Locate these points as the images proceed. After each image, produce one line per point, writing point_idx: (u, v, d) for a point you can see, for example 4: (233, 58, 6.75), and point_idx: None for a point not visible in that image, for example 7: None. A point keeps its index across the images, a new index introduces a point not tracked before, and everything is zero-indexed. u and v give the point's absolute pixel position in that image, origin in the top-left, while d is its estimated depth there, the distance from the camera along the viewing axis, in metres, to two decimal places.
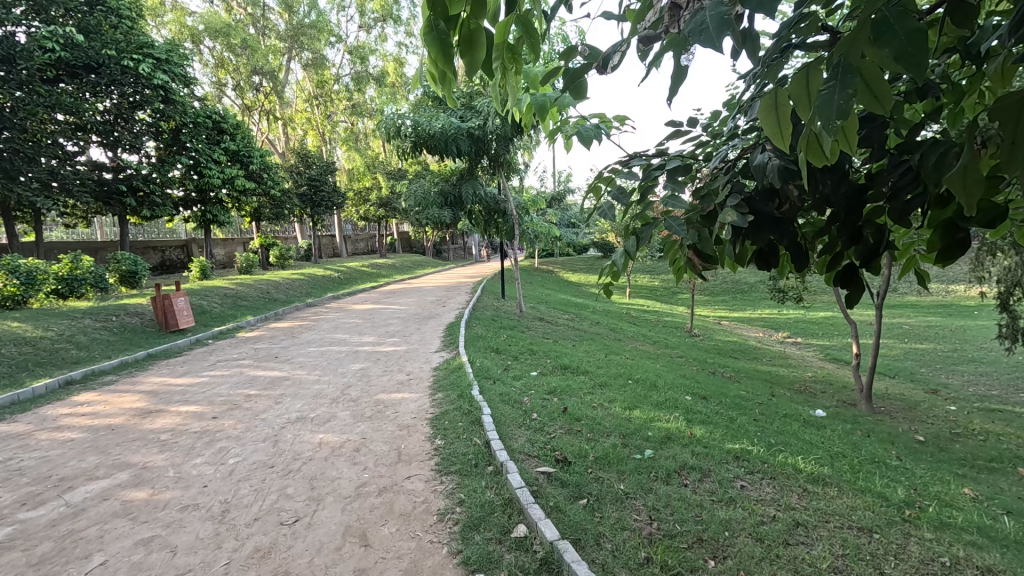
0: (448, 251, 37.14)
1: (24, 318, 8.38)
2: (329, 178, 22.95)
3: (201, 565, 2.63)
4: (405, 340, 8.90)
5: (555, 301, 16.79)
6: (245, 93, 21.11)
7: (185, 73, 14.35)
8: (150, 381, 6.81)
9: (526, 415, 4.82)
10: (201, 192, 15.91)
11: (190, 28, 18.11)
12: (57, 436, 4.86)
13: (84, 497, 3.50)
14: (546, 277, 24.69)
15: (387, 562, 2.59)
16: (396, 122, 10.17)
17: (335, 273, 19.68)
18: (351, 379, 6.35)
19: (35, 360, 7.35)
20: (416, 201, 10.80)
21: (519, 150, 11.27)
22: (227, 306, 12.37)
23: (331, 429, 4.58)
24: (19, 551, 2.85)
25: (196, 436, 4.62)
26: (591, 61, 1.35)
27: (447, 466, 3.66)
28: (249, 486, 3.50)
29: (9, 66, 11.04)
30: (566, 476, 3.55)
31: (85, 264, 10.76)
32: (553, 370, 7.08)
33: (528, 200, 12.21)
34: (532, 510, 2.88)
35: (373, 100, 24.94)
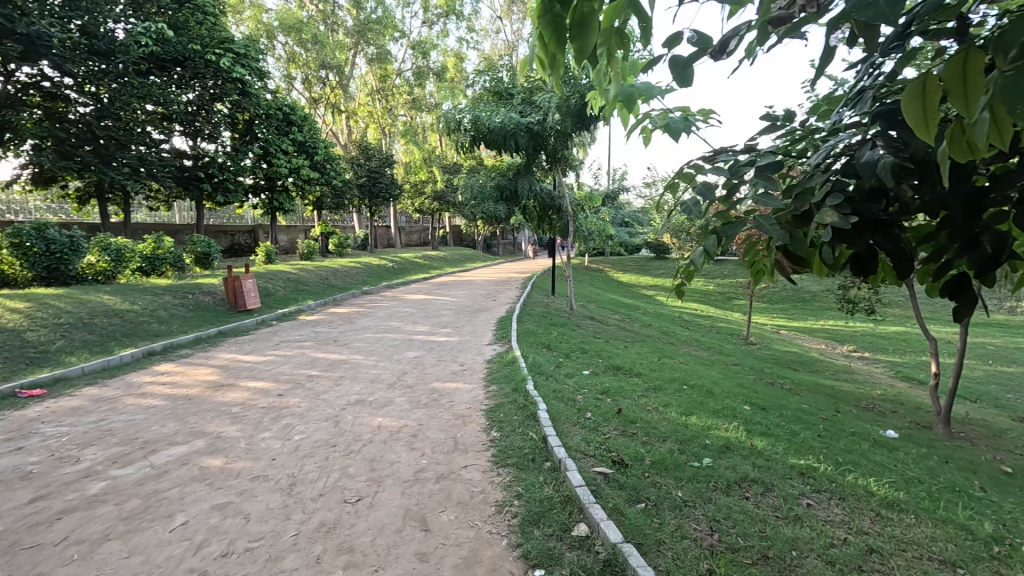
0: (498, 246, 37.34)
1: (114, 292, 9.11)
2: (387, 170, 23.58)
3: (272, 534, 2.75)
4: (457, 331, 9.03)
5: (605, 300, 16.54)
6: (313, 86, 22.00)
7: (260, 68, 15.15)
8: (221, 356, 7.25)
9: (579, 414, 4.77)
10: (270, 180, 16.71)
11: (266, 24, 19.08)
12: (141, 402, 5.25)
13: (166, 460, 3.77)
14: (596, 276, 24.36)
15: (448, 549, 2.61)
16: (455, 117, 10.26)
17: (389, 263, 20.22)
18: (406, 366, 6.50)
19: (122, 330, 7.98)
20: (473, 195, 10.87)
21: (576, 146, 11.18)
22: (290, 290, 12.97)
23: (389, 413, 4.70)
24: (111, 505, 3.10)
25: (264, 411, 4.86)
26: (703, 48, 1.27)
27: (503, 458, 3.68)
28: (314, 463, 3.64)
29: (108, 61, 12.01)
30: (623, 478, 3.49)
31: (166, 244, 11.55)
32: (606, 370, 6.99)
33: (584, 198, 12.05)
34: (593, 510, 2.85)
35: (432, 95, 25.40)
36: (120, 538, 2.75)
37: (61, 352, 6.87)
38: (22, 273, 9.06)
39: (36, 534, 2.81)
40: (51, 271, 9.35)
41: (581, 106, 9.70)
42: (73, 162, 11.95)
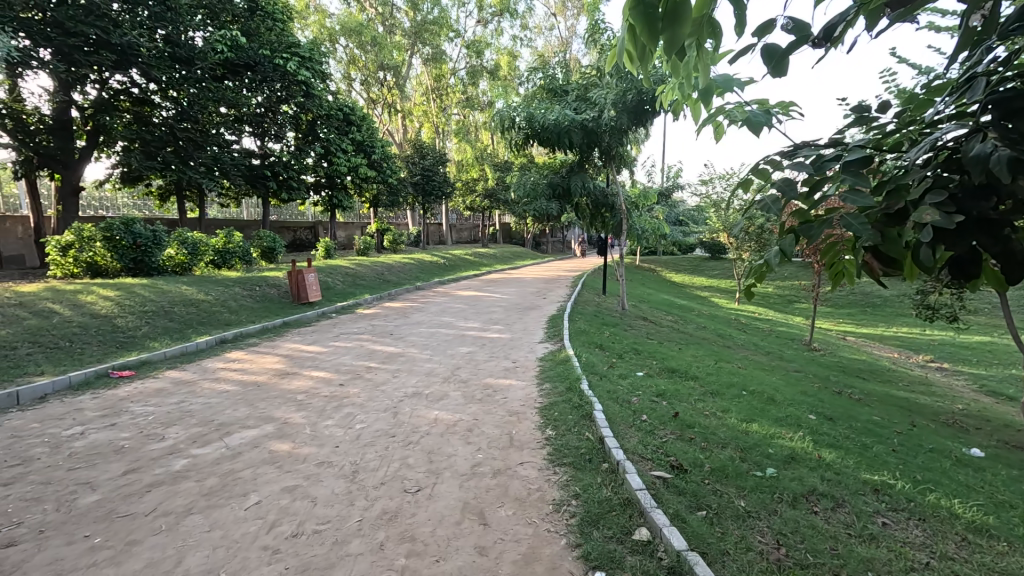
0: (547, 244, 37.14)
1: (191, 283, 9.78)
2: (441, 168, 23.92)
3: (338, 518, 2.86)
4: (508, 328, 9.06)
5: (657, 301, 16.13)
6: (371, 87, 22.73)
7: (322, 70, 15.78)
8: (286, 346, 7.63)
9: (634, 416, 4.68)
10: (330, 178, 17.34)
11: (329, 29, 19.91)
12: (216, 386, 5.61)
13: (240, 442, 4.00)
14: (647, 276, 23.83)
15: (506, 544, 2.63)
16: (509, 115, 10.16)
17: (441, 260, 20.59)
18: (459, 362, 6.60)
19: (198, 319, 8.56)
20: (525, 193, 10.83)
21: (631, 143, 10.97)
22: (348, 284, 13.46)
23: (444, 407, 4.79)
24: (192, 482, 3.33)
25: (326, 400, 5.07)
26: (804, 36, 1.20)
27: (559, 457, 3.67)
28: (374, 452, 3.77)
29: (189, 67, 12.89)
30: (682, 483, 3.39)
31: (236, 239, 12.25)
32: (659, 372, 6.82)
33: (638, 195, 11.74)
34: (655, 515, 2.79)
35: (485, 93, 25.61)
36: (202, 513, 2.94)
37: (146, 337, 7.43)
38: (112, 264, 9.85)
39: (129, 504, 3.06)
40: (137, 263, 10.12)
41: (638, 102, 9.47)
42: (156, 162, 12.86)
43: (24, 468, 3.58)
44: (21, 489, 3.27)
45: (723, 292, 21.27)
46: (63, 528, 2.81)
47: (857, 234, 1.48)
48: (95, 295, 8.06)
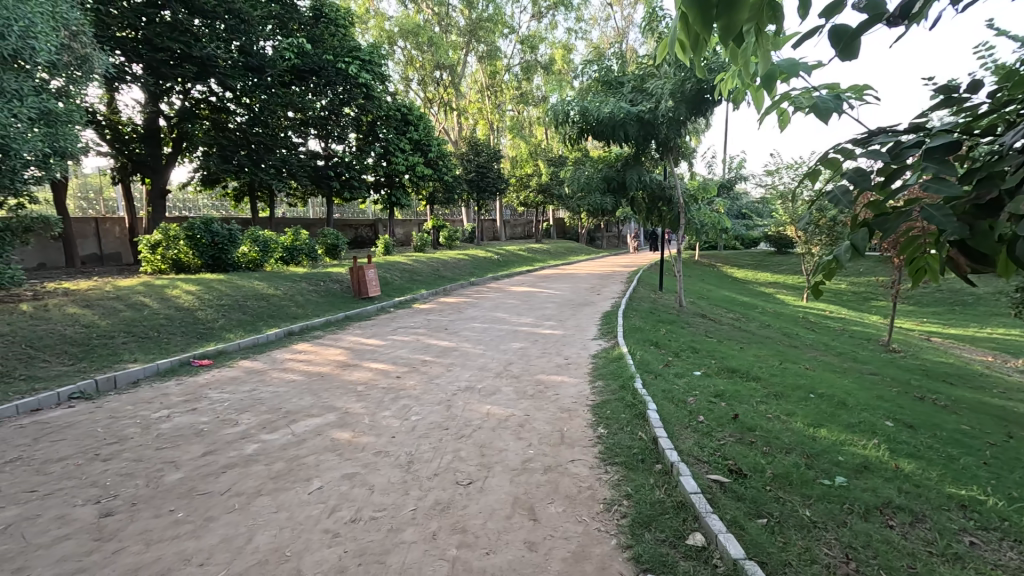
0: (602, 239, 36.48)
1: (262, 279, 10.43)
2: (495, 165, 24.05)
3: (394, 506, 2.97)
4: (561, 325, 9.02)
5: (717, 298, 15.50)
6: (428, 87, 23.24)
7: (382, 72, 16.26)
8: (348, 339, 7.97)
9: (691, 416, 4.53)
10: (389, 177, 17.86)
11: (388, 32, 20.55)
12: (284, 376, 5.97)
13: (305, 429, 4.23)
14: (707, 271, 22.95)
15: (556, 541, 2.63)
16: (563, 109, 10.00)
17: (495, 256, 20.75)
18: (512, 357, 6.64)
19: (268, 312, 9.11)
20: (579, 187, 10.65)
21: (689, 134, 10.60)
22: (405, 280, 13.87)
23: (496, 402, 4.85)
24: (261, 465, 3.55)
25: (384, 392, 5.26)
26: (877, 14, 1.11)
27: (611, 456, 3.62)
28: (428, 443, 3.88)
29: (260, 75, 13.70)
30: (741, 488, 3.26)
31: (302, 237, 12.87)
32: (719, 372, 6.57)
33: (697, 187, 11.29)
34: (710, 520, 2.70)
35: (539, 88, 25.57)
36: (270, 495, 3.14)
37: (223, 328, 8.01)
38: (194, 261, 10.68)
39: (208, 483, 3.32)
40: (215, 259, 10.92)
41: (697, 91, 9.13)
42: (231, 165, 13.77)
43: (120, 445, 3.97)
44: (117, 465, 3.63)
45: (790, 288, 20.13)
46: (152, 502, 3.09)
47: (940, 227, 1.35)
48: (180, 289, 8.77)
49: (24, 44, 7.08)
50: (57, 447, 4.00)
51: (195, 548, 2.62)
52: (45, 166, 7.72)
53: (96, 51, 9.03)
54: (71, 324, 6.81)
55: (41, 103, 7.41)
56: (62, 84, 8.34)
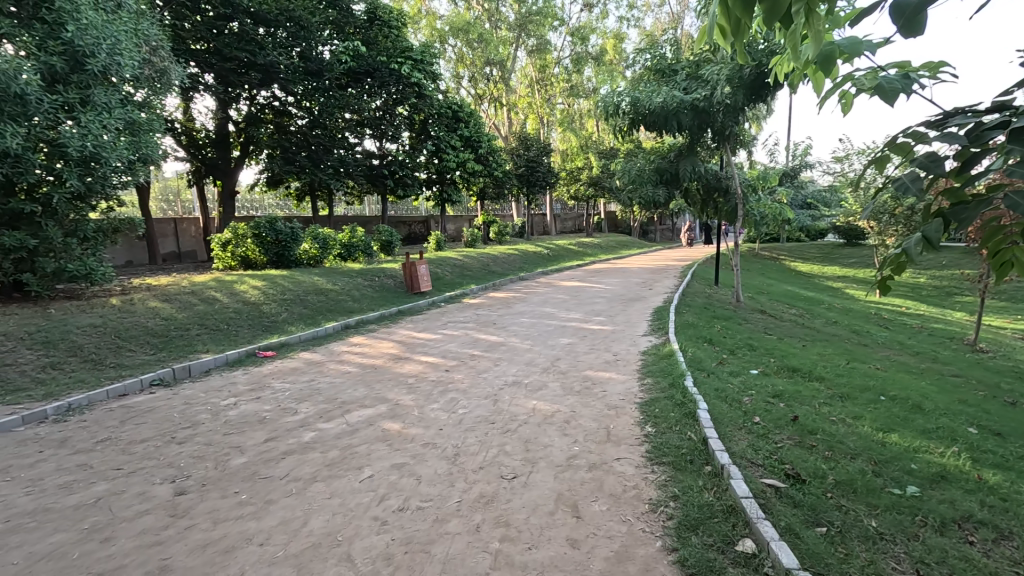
0: (655, 232, 35.44)
1: (321, 275, 10.91)
2: (545, 159, 23.88)
3: (439, 497, 3.04)
4: (611, 320, 8.88)
5: (778, 292, 14.73)
6: (478, 83, 23.38)
7: (433, 70, 16.51)
8: (401, 333, 8.21)
9: (745, 417, 4.35)
10: (440, 174, 18.13)
11: (439, 31, 20.88)
12: (340, 368, 6.23)
13: (358, 420, 4.41)
14: (768, 265, 21.85)
15: (599, 540, 2.60)
16: (613, 100, 9.75)
17: (545, 251, 20.65)
18: (560, 353, 6.61)
19: (326, 306, 9.53)
20: (629, 180, 10.40)
21: (748, 120, 10.10)
22: (456, 275, 14.09)
23: (543, 397, 4.85)
24: (317, 453, 3.74)
25: (433, 384, 5.39)
26: None
27: (658, 456, 3.53)
28: (475, 437, 3.93)
29: (318, 78, 14.28)
30: (798, 494, 3.10)
31: (358, 234, 13.32)
32: (778, 371, 6.26)
33: (757, 177, 10.75)
34: (762, 527, 2.59)
35: (590, 80, 25.16)
36: (324, 481, 3.30)
37: (285, 322, 8.46)
38: (260, 258, 11.35)
39: (269, 468, 3.53)
40: (278, 256, 11.53)
41: (757, 75, 8.67)
42: (293, 166, 14.47)
43: (193, 430, 4.30)
44: (191, 448, 3.93)
45: (861, 282, 18.80)
46: (219, 483, 3.33)
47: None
48: (247, 285, 9.34)
49: (112, 60, 7.76)
50: (139, 429, 4.38)
51: (256, 529, 2.80)
52: (131, 171, 8.34)
53: (172, 63, 9.71)
54: (153, 316, 7.41)
55: (126, 114, 8.05)
56: (145, 95, 8.94)
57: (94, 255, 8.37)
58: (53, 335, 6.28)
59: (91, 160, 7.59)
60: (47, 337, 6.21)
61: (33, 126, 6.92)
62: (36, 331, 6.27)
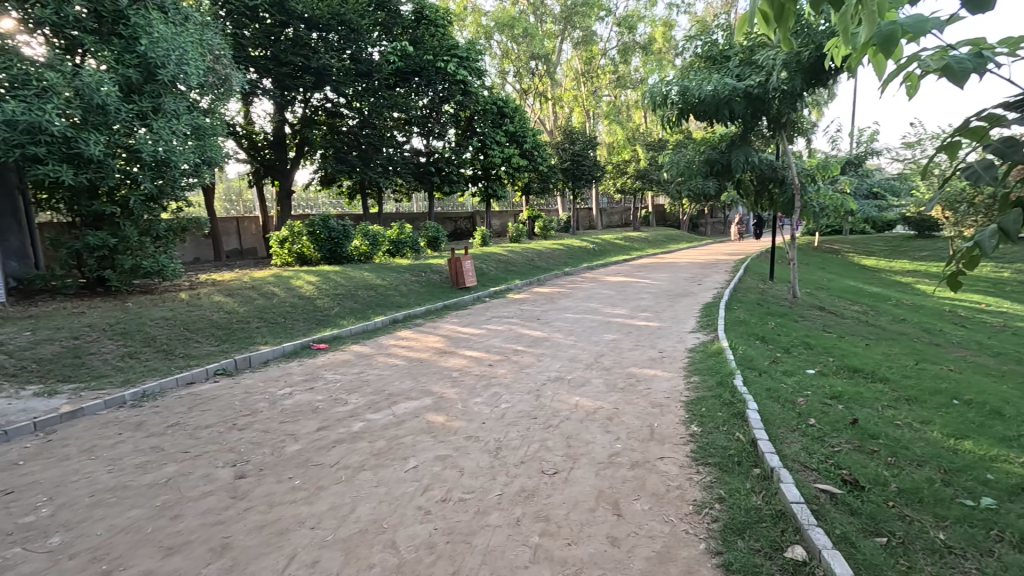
0: (706, 225, 34.28)
1: (371, 270, 11.27)
2: (591, 152, 23.53)
3: (481, 490, 3.09)
4: (658, 316, 8.69)
5: (838, 287, 13.93)
6: (523, 78, 23.34)
7: (478, 67, 16.63)
8: (446, 327, 8.36)
9: (799, 419, 4.16)
10: (486, 170, 18.25)
11: (484, 27, 20.98)
12: (388, 361, 6.43)
13: (404, 411, 4.54)
14: (829, 259, 20.68)
15: (640, 539, 2.57)
16: (661, 90, 9.48)
17: (591, 245, 20.40)
18: (604, 349, 6.54)
19: (376, 301, 9.84)
20: (678, 172, 10.10)
21: (807, 106, 9.57)
22: (500, 270, 14.18)
23: (586, 393, 4.82)
24: (364, 442, 3.88)
25: (477, 378, 5.47)
26: None
27: (704, 456, 3.44)
28: (517, 431, 3.96)
29: (368, 79, 14.68)
30: (855, 501, 2.94)
31: (406, 230, 13.59)
32: (837, 371, 5.94)
33: (817, 166, 10.18)
34: (814, 534, 2.48)
35: (638, 70, 24.58)
36: (371, 470, 3.42)
37: (337, 315, 8.80)
38: (315, 254, 11.86)
39: (320, 455, 3.70)
40: (332, 253, 12.00)
41: (818, 59, 8.16)
42: (345, 165, 14.97)
43: (252, 418, 4.56)
44: (250, 434, 4.17)
45: (935, 277, 17.45)
46: (275, 469, 3.52)
47: None
48: (303, 280, 9.77)
49: (179, 70, 8.27)
50: (205, 415, 4.69)
51: (308, 513, 2.95)
52: (197, 173, 8.85)
53: (233, 70, 10.24)
54: (217, 310, 7.89)
55: (193, 119, 8.58)
56: (210, 102, 9.55)
57: (166, 252, 8.96)
58: (130, 326, 6.81)
59: (162, 164, 8.15)
60: (125, 328, 6.74)
61: (112, 134, 7.51)
62: (116, 322, 6.82)
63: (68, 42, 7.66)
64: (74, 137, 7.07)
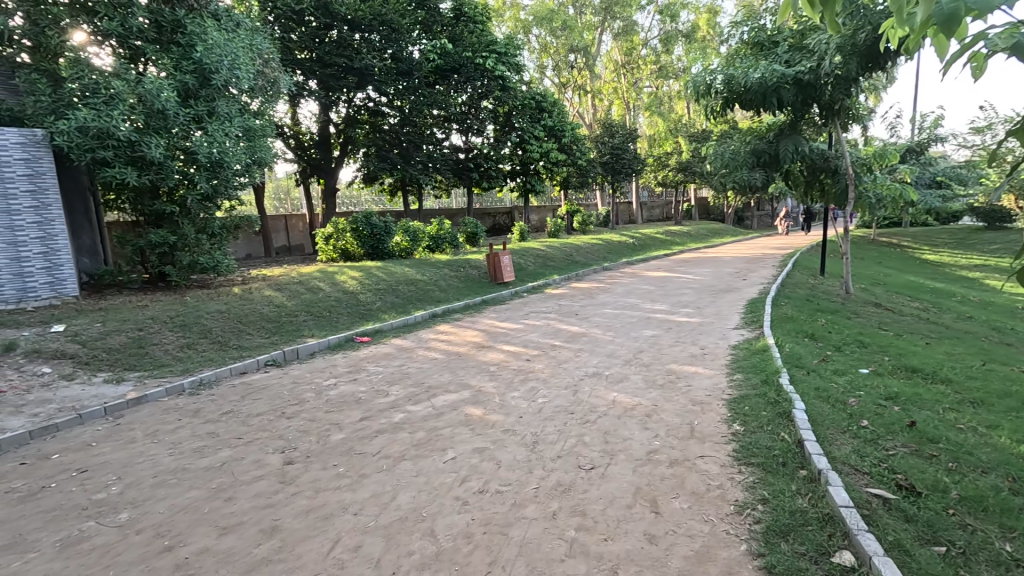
0: (752, 218, 33.10)
1: (411, 266, 11.47)
2: (631, 145, 23.08)
3: (518, 482, 3.12)
4: (700, 312, 8.47)
5: (897, 283, 13.15)
6: (562, 71, 23.14)
7: (517, 62, 16.63)
8: (484, 322, 8.44)
9: (851, 420, 3.97)
10: (524, 165, 18.24)
11: (523, 21, 20.92)
12: (427, 354, 6.56)
13: (443, 404, 4.63)
14: (887, 253, 19.56)
15: (678, 538, 2.54)
16: (705, 79, 9.18)
17: (630, 240, 20.07)
18: (643, 345, 6.44)
19: (416, 296, 10.03)
20: (722, 164, 9.76)
21: (863, 92, 9.07)
22: (538, 266, 14.15)
23: (624, 389, 4.77)
24: (404, 433, 3.98)
25: (514, 373, 5.50)
26: None
27: (746, 456, 3.34)
28: (554, 426, 3.97)
29: (409, 78, 14.90)
30: (910, 508, 2.79)
31: (445, 226, 13.71)
32: (893, 372, 5.63)
33: (873, 155, 9.63)
34: (864, 541, 2.37)
35: (681, 59, 23.94)
36: (411, 460, 3.51)
37: (379, 309, 9.05)
38: (358, 250, 12.20)
39: (363, 444, 3.82)
40: (374, 249, 12.31)
41: (875, 41, 7.69)
42: (387, 163, 15.30)
43: (299, 407, 4.76)
44: (298, 423, 4.36)
45: (1006, 272, 16.22)
46: (320, 456, 3.67)
47: None
48: (347, 276, 10.07)
49: (232, 74, 8.65)
50: (256, 404, 4.93)
51: (351, 499, 3.05)
52: (248, 173, 9.24)
53: (281, 73, 10.59)
54: (267, 303, 8.24)
55: (244, 122, 8.94)
56: (260, 104, 9.93)
57: (220, 248, 9.42)
58: (188, 319, 7.21)
59: (216, 165, 8.56)
60: (184, 321, 7.15)
61: (171, 137, 7.96)
62: (175, 315, 7.24)
63: (132, 52, 8.20)
64: (137, 141, 7.57)
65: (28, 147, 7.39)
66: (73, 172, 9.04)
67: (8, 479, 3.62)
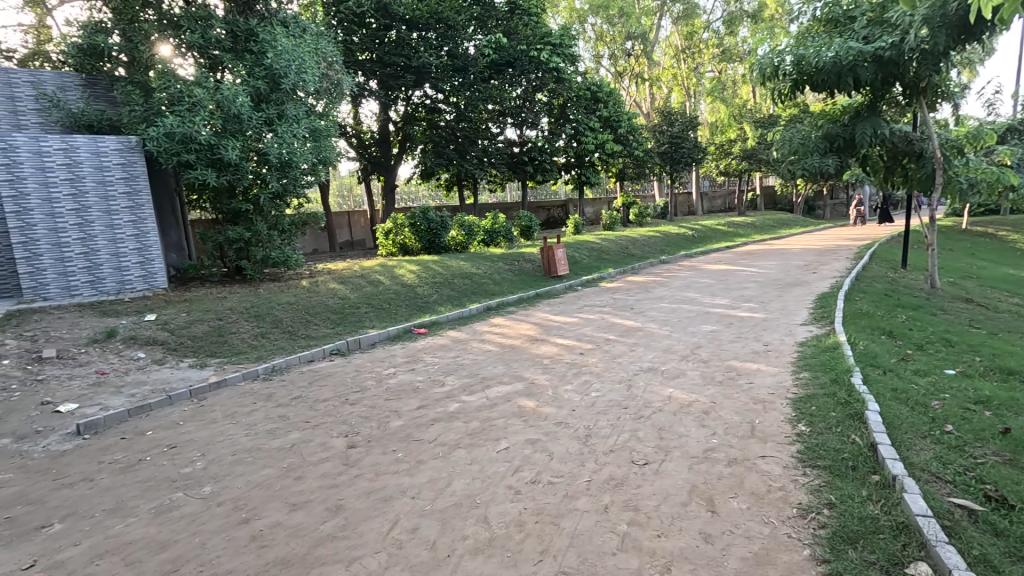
0: (823, 208, 31.02)
1: (466, 260, 11.67)
2: (691, 133, 22.22)
3: (570, 475, 3.13)
4: (764, 307, 8.08)
5: (993, 277, 11.91)
6: (618, 60, 22.61)
7: (571, 53, 16.46)
8: (538, 315, 8.46)
9: (933, 424, 3.67)
10: (579, 157, 18.04)
11: (578, 11, 20.62)
12: (482, 346, 6.68)
13: (497, 395, 4.70)
14: (982, 243, 17.75)
15: (736, 538, 2.46)
16: (772, 61, 8.65)
17: (690, 232, 19.39)
18: (702, 340, 6.24)
19: (471, 289, 10.20)
20: (790, 150, 9.16)
21: (955, 67, 8.28)
22: (593, 259, 13.97)
23: (681, 385, 4.65)
24: (458, 422, 4.08)
25: (567, 366, 5.50)
26: None
27: (811, 458, 3.18)
28: (607, 420, 3.94)
29: (464, 74, 15.06)
30: (1000, 520, 2.56)
31: (500, 220, 13.82)
32: (984, 373, 5.13)
33: (965, 136, 8.77)
34: (944, 553, 2.21)
35: (746, 41, 22.80)
36: (465, 449, 3.60)
37: (435, 302, 9.28)
38: (416, 244, 12.56)
39: (420, 432, 3.96)
40: (431, 243, 12.63)
41: (968, 10, 7.00)
42: (443, 159, 15.58)
43: (360, 394, 5.00)
44: (359, 409, 4.58)
45: None
46: (380, 441, 3.84)
47: None
48: (405, 270, 10.40)
49: (299, 78, 9.12)
50: (322, 391, 5.22)
51: (410, 483, 3.18)
52: (314, 172, 9.71)
53: (344, 75, 11.01)
54: (331, 296, 8.67)
55: (311, 123, 9.40)
56: (324, 105, 10.40)
57: (289, 244, 9.98)
58: (262, 310, 7.72)
59: (286, 165, 9.06)
60: (258, 312, 7.66)
61: (246, 139, 8.52)
62: (250, 306, 7.77)
63: (211, 61, 8.84)
64: (217, 144, 8.15)
65: (124, 153, 8.10)
66: (161, 174, 9.89)
67: (111, 452, 4.05)
